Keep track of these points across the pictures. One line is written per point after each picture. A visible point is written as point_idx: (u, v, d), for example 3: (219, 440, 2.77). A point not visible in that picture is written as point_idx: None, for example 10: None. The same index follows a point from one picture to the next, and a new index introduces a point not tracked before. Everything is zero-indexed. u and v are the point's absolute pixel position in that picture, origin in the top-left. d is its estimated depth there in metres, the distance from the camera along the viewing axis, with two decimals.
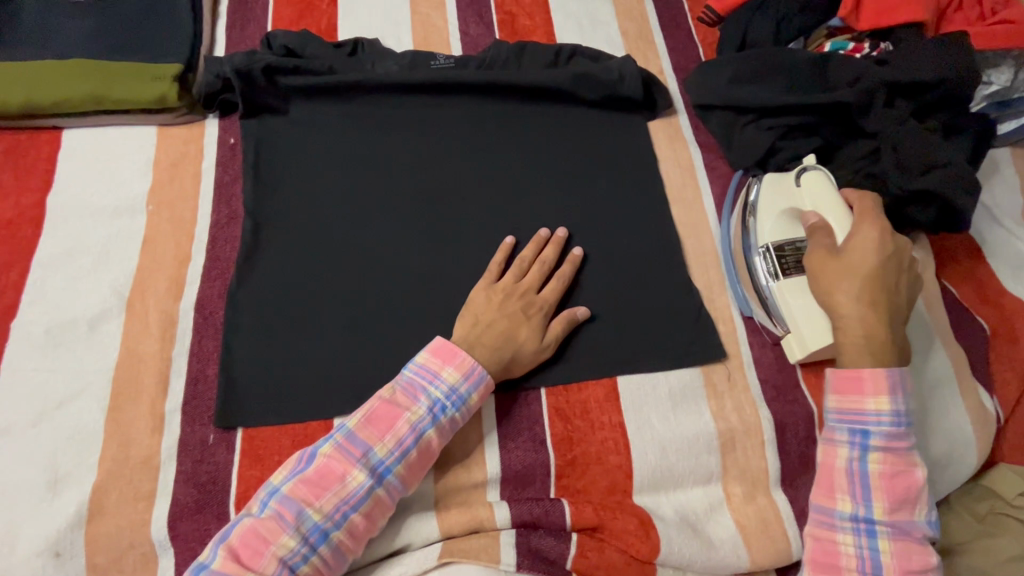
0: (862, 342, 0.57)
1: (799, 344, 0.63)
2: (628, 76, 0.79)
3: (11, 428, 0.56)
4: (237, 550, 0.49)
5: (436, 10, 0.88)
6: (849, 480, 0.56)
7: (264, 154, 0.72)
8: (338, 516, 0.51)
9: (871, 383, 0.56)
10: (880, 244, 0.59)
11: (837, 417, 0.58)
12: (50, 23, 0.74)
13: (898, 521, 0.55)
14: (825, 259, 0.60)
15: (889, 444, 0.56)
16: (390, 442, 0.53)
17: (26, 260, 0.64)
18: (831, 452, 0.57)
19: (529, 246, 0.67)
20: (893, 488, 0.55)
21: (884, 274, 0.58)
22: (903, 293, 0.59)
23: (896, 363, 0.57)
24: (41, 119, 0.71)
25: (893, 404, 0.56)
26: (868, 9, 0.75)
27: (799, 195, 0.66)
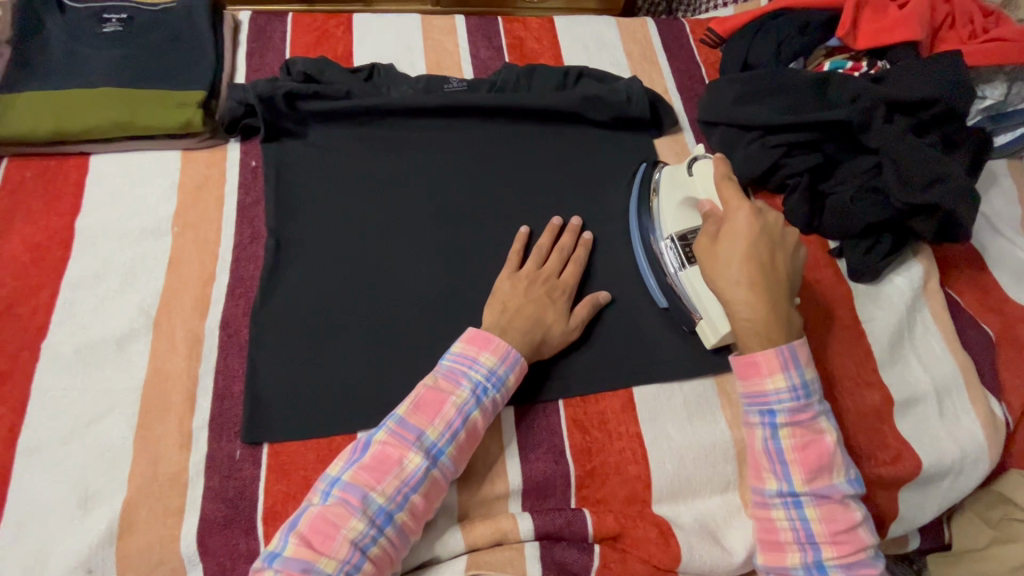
0: (748, 323, 0.56)
1: (712, 330, 0.65)
2: (635, 96, 0.81)
3: (42, 446, 0.57)
4: (308, 537, 0.50)
5: (448, 36, 0.91)
6: (768, 461, 0.56)
7: (285, 175, 0.74)
8: (400, 497, 0.52)
9: (765, 364, 0.56)
10: (748, 224, 0.59)
11: (745, 402, 0.57)
12: (78, 51, 0.77)
13: (820, 489, 0.54)
14: (706, 251, 0.61)
15: (794, 418, 0.55)
16: (440, 425, 0.55)
17: (56, 282, 0.66)
18: (750, 435, 0.58)
19: (547, 234, 0.70)
20: (807, 459, 0.55)
21: (753, 256, 0.57)
22: (782, 266, 0.58)
23: (790, 336, 0.56)
24: (70, 145, 0.73)
25: (790, 378, 0.55)
26: (865, 30, 0.79)
27: (693, 185, 0.70)
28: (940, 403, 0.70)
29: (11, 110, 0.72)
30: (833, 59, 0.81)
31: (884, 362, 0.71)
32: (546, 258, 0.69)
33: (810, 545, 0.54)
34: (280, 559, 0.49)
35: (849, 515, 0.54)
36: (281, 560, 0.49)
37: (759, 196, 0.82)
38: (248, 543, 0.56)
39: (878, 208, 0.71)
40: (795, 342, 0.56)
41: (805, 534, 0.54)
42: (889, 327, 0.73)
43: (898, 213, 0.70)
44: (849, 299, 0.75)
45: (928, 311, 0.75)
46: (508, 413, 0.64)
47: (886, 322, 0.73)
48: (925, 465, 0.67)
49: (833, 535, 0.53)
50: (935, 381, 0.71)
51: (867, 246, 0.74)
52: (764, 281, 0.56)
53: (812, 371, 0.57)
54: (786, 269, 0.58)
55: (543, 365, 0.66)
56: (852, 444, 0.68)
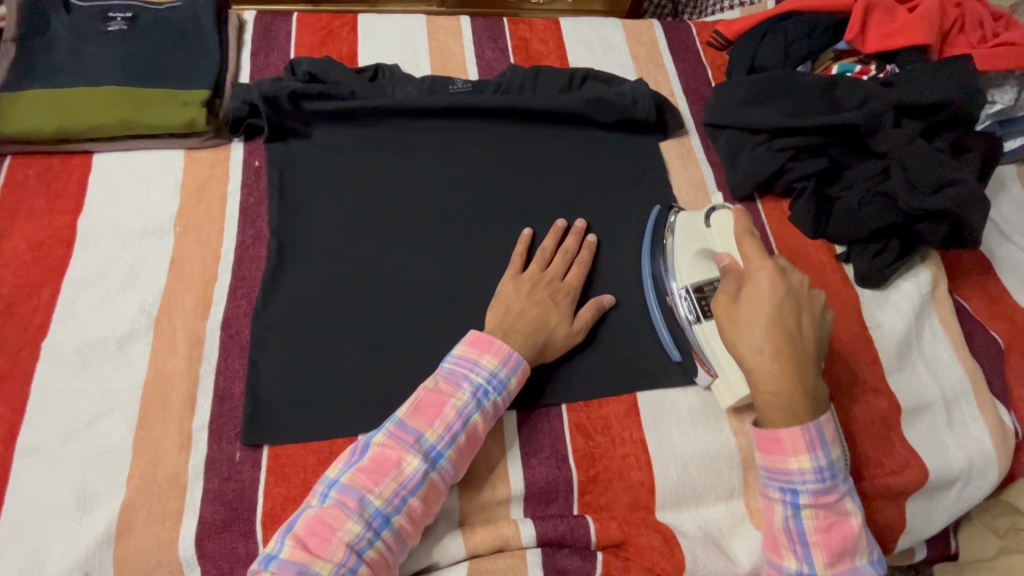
0: (773, 397, 0.53)
1: (728, 392, 0.62)
2: (640, 98, 0.81)
3: (41, 447, 0.57)
4: (304, 539, 0.49)
5: (453, 37, 0.91)
6: (787, 538, 0.54)
7: (288, 176, 0.74)
8: (398, 500, 0.52)
9: (791, 443, 0.53)
10: (772, 287, 0.54)
11: (766, 478, 0.55)
12: (83, 50, 0.77)
13: (842, 574, 0.53)
14: (726, 315, 0.56)
15: (819, 500, 0.53)
16: (439, 427, 0.54)
17: (58, 281, 0.65)
18: (769, 509, 0.56)
19: (552, 235, 0.70)
20: (830, 542, 0.53)
21: (780, 325, 0.53)
22: (809, 333, 0.54)
23: (816, 412, 0.53)
24: (73, 144, 0.73)
25: (815, 459, 0.53)
26: (874, 34, 0.78)
27: (709, 236, 0.66)
28: (948, 412, 0.69)
29: (15, 108, 0.72)
30: (842, 62, 0.81)
31: (892, 369, 0.71)
32: (549, 261, 0.68)
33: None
34: (276, 561, 0.48)
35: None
36: (277, 562, 0.48)
37: (766, 200, 0.81)
38: (247, 546, 0.55)
39: (886, 213, 0.70)
40: (823, 419, 0.53)
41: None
42: (897, 334, 0.72)
43: (907, 218, 0.70)
44: (856, 305, 0.74)
45: (936, 318, 0.74)
46: (511, 417, 0.63)
47: (893, 328, 0.72)
48: (933, 474, 0.67)
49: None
50: (942, 389, 0.70)
51: (875, 250, 0.73)
52: (791, 352, 0.52)
53: (838, 449, 0.54)
54: (812, 337, 0.54)
55: (547, 367, 0.65)
56: (858, 452, 0.67)
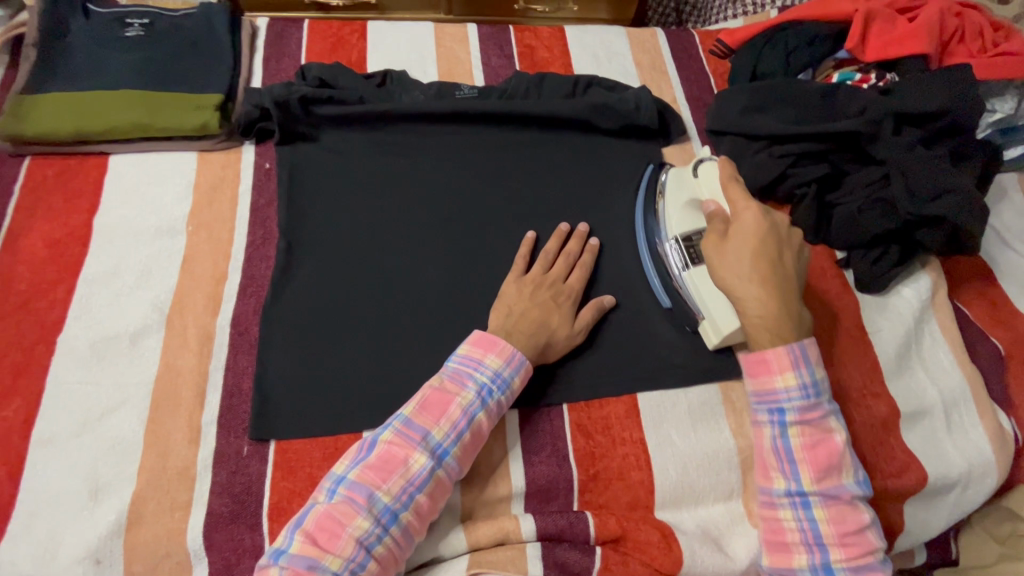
0: (760, 320, 0.58)
1: (715, 330, 0.66)
2: (643, 105, 0.82)
3: (55, 438, 0.58)
4: (314, 535, 0.50)
5: (460, 44, 0.93)
6: (776, 458, 0.58)
7: (298, 177, 0.75)
8: (405, 497, 0.53)
9: (776, 361, 0.57)
10: (756, 226, 0.61)
11: (755, 401, 0.59)
12: (101, 55, 0.79)
13: (828, 489, 0.56)
14: (715, 251, 0.62)
15: (804, 417, 0.57)
16: (445, 426, 0.56)
17: (73, 278, 0.67)
18: (759, 434, 0.59)
19: (554, 238, 0.71)
20: (816, 459, 0.56)
21: (761, 256, 0.59)
22: (789, 266, 0.60)
23: (799, 334, 0.58)
24: (90, 146, 0.75)
25: (799, 377, 0.57)
26: (874, 43, 0.79)
27: (698, 187, 0.72)
28: (947, 416, 0.70)
29: (36, 111, 0.74)
30: (843, 70, 0.82)
31: (891, 373, 0.71)
32: (552, 263, 0.70)
33: (817, 544, 0.55)
34: (286, 556, 0.49)
35: (858, 515, 0.56)
36: (288, 557, 0.49)
37: (767, 205, 0.82)
38: (254, 538, 0.56)
39: (885, 219, 0.71)
40: (805, 339, 0.58)
41: (813, 533, 0.55)
42: (896, 339, 0.72)
43: (906, 223, 0.70)
44: (856, 310, 0.74)
45: (936, 323, 0.75)
46: (512, 415, 0.64)
47: (893, 333, 0.73)
48: (932, 478, 0.67)
49: (841, 535, 0.55)
50: (942, 394, 0.71)
51: (875, 256, 0.74)
52: (773, 280, 0.59)
53: (822, 371, 0.59)
54: (792, 270, 0.60)
55: (548, 368, 0.66)
56: (858, 455, 0.67)
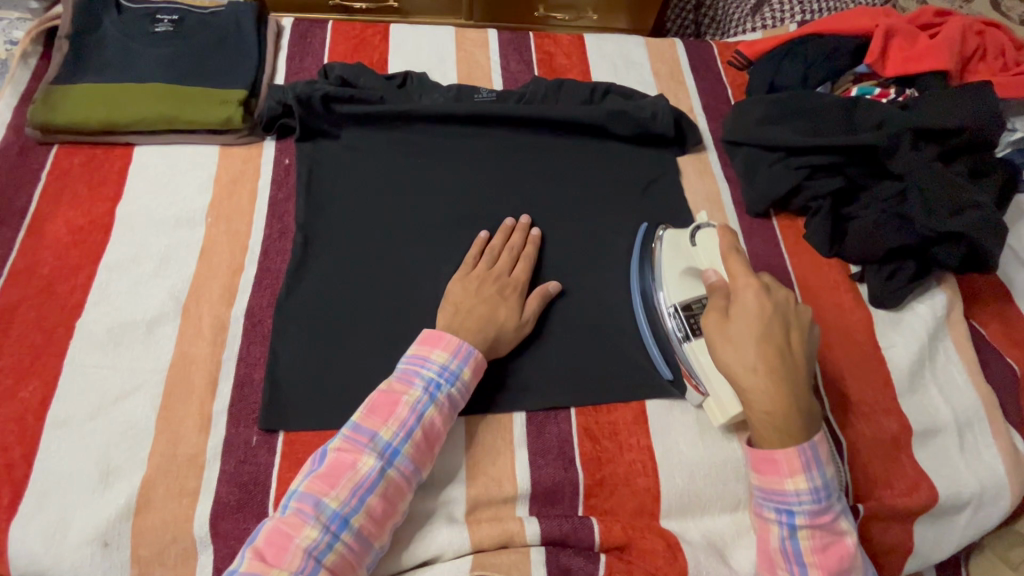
0: (766, 413, 0.53)
1: (719, 409, 0.61)
2: (660, 114, 0.83)
3: (70, 420, 0.59)
4: (263, 550, 0.50)
5: (479, 48, 0.94)
6: (784, 559, 0.55)
7: (317, 174, 0.77)
8: (355, 500, 0.52)
9: (786, 464, 0.53)
10: (760, 306, 0.56)
11: (762, 499, 0.55)
12: (131, 49, 0.81)
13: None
14: (715, 329, 0.57)
15: (815, 520, 0.54)
16: (393, 424, 0.55)
17: (94, 264, 0.69)
18: (764, 530, 0.56)
19: (499, 235, 0.71)
20: (826, 563, 0.54)
21: (766, 342, 0.54)
22: (798, 352, 0.55)
23: (808, 434, 0.54)
24: (116, 136, 0.77)
25: (811, 480, 0.53)
26: (894, 57, 0.79)
27: (695, 255, 0.66)
28: (960, 436, 0.69)
29: (66, 101, 0.76)
30: (862, 84, 0.81)
31: (903, 390, 0.70)
32: (497, 258, 0.70)
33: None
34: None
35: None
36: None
37: (782, 217, 0.82)
38: (259, 528, 0.57)
39: (902, 234, 0.71)
40: (817, 442, 0.54)
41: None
42: (909, 355, 0.72)
43: (922, 239, 0.70)
44: (868, 325, 0.74)
45: (951, 341, 0.74)
46: (520, 415, 0.64)
47: (906, 350, 0.72)
48: (943, 498, 0.66)
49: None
50: (955, 413, 0.70)
51: (889, 271, 0.73)
52: (781, 370, 0.53)
53: (832, 466, 0.55)
54: (800, 356, 0.55)
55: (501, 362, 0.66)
56: (867, 472, 0.67)
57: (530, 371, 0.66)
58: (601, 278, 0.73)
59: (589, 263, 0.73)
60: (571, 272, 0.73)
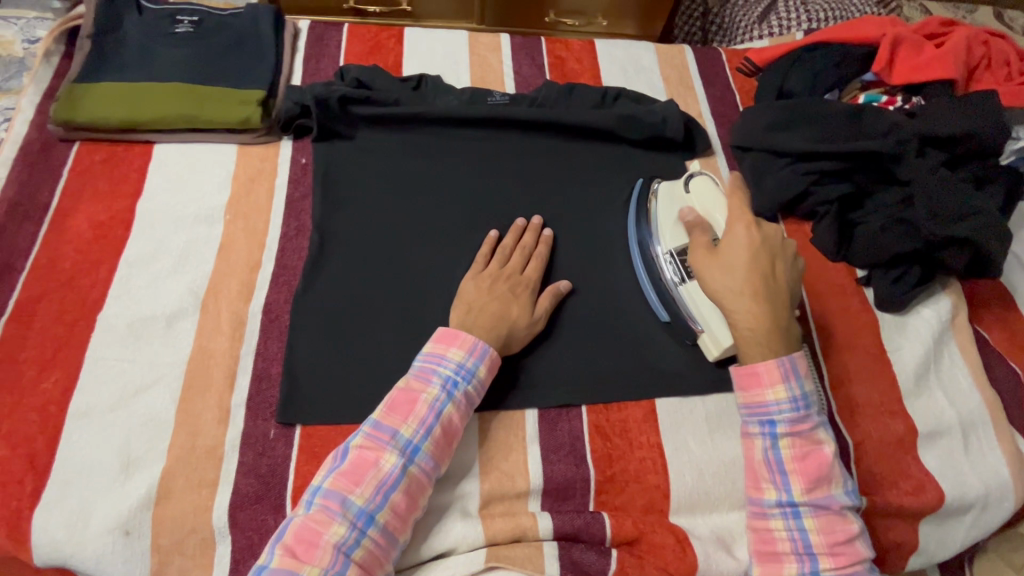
0: (749, 331, 0.59)
1: (715, 343, 0.66)
2: (671, 118, 0.84)
3: (91, 411, 0.60)
4: (293, 547, 0.51)
5: (492, 52, 0.95)
6: (767, 470, 0.57)
7: (333, 174, 0.78)
8: (380, 497, 0.53)
9: (766, 375, 0.58)
10: (747, 237, 0.61)
11: (745, 414, 0.59)
12: (151, 48, 0.83)
13: (817, 498, 0.56)
14: (701, 261, 0.63)
15: (795, 428, 0.57)
16: (414, 422, 0.56)
17: (115, 259, 0.70)
18: (749, 446, 0.59)
19: (511, 234, 0.73)
20: (807, 470, 0.56)
21: (746, 268, 0.60)
22: (778, 276, 0.61)
23: (790, 349, 0.59)
24: (136, 134, 0.78)
25: (790, 390, 0.58)
26: (902, 66, 0.81)
27: (688, 201, 0.71)
28: (965, 438, 0.70)
29: (88, 99, 0.77)
30: (869, 92, 0.83)
31: (909, 393, 0.71)
32: (509, 258, 0.71)
33: (807, 556, 0.55)
34: (267, 571, 0.49)
35: (847, 526, 0.56)
36: (267, 572, 0.49)
37: (789, 221, 0.83)
38: (276, 519, 0.58)
39: (908, 239, 0.72)
40: (796, 358, 0.58)
41: (803, 544, 0.55)
42: (915, 358, 0.73)
43: (928, 245, 0.71)
44: (875, 329, 0.75)
45: (955, 345, 0.75)
46: (533, 412, 0.65)
47: (912, 353, 0.73)
48: (948, 498, 0.67)
49: (830, 545, 0.55)
50: (960, 416, 0.71)
51: (896, 275, 0.74)
52: (763, 291, 0.59)
53: (810, 384, 0.59)
54: (780, 279, 0.61)
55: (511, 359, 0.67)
56: (874, 472, 0.68)
57: (543, 369, 0.67)
58: (612, 279, 0.74)
59: (601, 264, 0.75)
60: (582, 273, 0.74)
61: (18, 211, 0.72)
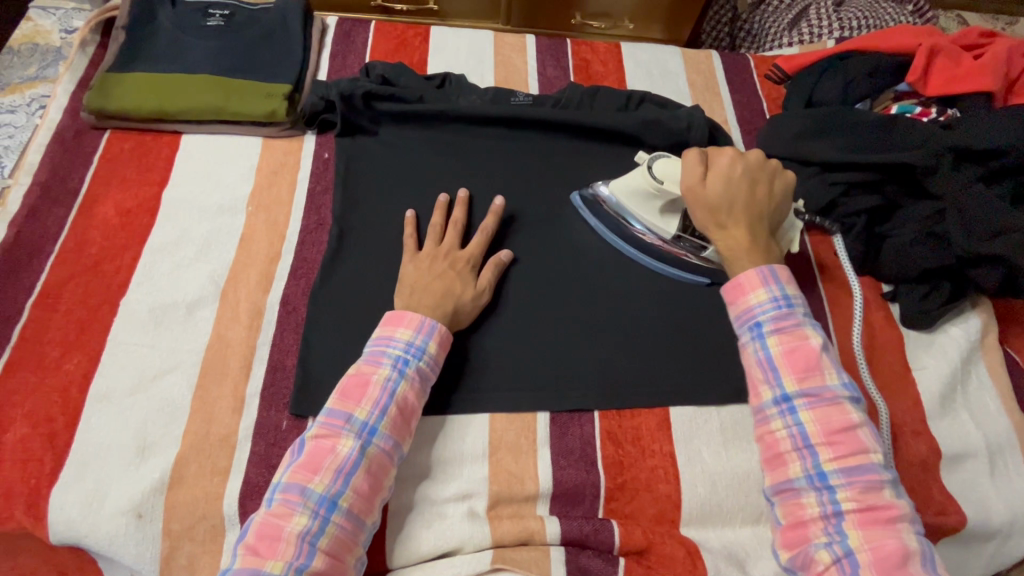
0: (732, 249, 0.64)
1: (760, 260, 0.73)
2: (695, 124, 0.82)
3: (111, 394, 0.61)
4: (255, 546, 0.50)
5: (517, 53, 0.95)
6: (761, 371, 0.58)
7: (354, 169, 0.78)
8: (340, 483, 0.52)
9: (747, 282, 0.61)
10: (733, 165, 0.66)
11: (736, 325, 0.62)
12: (183, 41, 0.84)
13: (810, 389, 0.56)
14: (692, 190, 0.66)
15: (779, 325, 0.59)
16: (367, 405, 0.56)
17: (140, 246, 0.71)
18: (743, 354, 0.61)
19: (459, 206, 0.73)
20: (795, 362, 0.57)
21: (731, 196, 0.65)
22: (761, 197, 0.66)
23: (769, 262, 0.63)
24: (165, 124, 0.80)
25: (770, 292, 0.60)
26: (936, 78, 0.79)
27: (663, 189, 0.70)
28: (991, 462, 0.67)
29: (120, 89, 0.79)
30: (902, 103, 0.81)
31: (934, 414, 0.69)
32: (442, 235, 0.71)
33: (807, 449, 0.55)
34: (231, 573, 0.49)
35: (844, 416, 0.55)
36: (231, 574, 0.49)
37: (813, 232, 0.81)
38: None
39: (936, 256, 0.70)
40: (773, 265, 0.62)
41: (801, 438, 0.55)
42: (941, 378, 0.70)
43: (960, 261, 0.69)
44: (899, 345, 0.73)
45: (983, 366, 0.73)
46: (544, 415, 0.65)
47: (939, 372, 0.71)
48: (973, 524, 0.64)
49: (827, 435, 0.54)
50: (987, 439, 0.68)
51: (923, 291, 0.72)
52: (746, 208, 0.65)
53: (793, 288, 0.62)
54: (764, 206, 0.66)
55: (525, 361, 0.67)
56: None
57: (556, 372, 0.67)
58: (628, 282, 0.73)
59: (619, 268, 0.74)
60: (598, 275, 0.73)
61: (49, 196, 0.74)
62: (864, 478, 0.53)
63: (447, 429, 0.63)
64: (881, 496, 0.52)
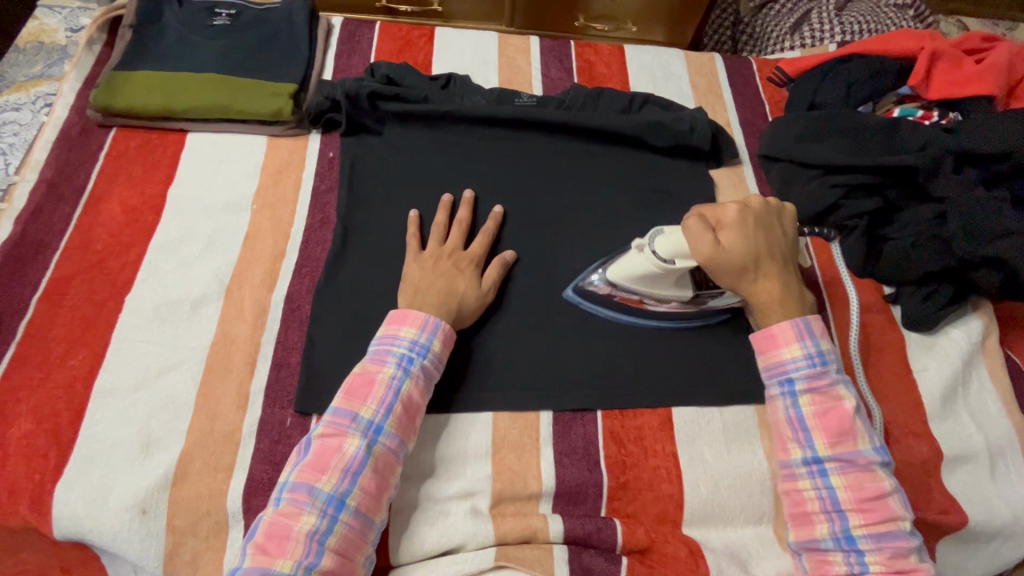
0: (767, 304, 0.63)
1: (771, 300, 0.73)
2: (699, 127, 0.83)
3: (115, 390, 0.62)
4: (263, 545, 0.50)
5: (521, 54, 0.96)
6: (790, 429, 0.59)
7: (359, 168, 0.79)
8: (346, 482, 0.53)
9: (781, 335, 0.61)
10: (745, 220, 0.64)
11: (766, 376, 0.62)
12: (188, 40, 0.85)
13: (844, 454, 0.57)
14: (711, 256, 0.63)
15: (813, 384, 0.59)
16: (373, 403, 0.56)
17: (145, 243, 0.71)
18: (772, 407, 0.61)
19: (463, 207, 0.74)
20: (827, 425, 0.58)
21: (754, 251, 0.63)
22: (778, 246, 0.65)
23: (803, 311, 0.63)
24: (171, 122, 0.80)
25: (805, 347, 0.60)
26: (938, 80, 0.79)
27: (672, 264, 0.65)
28: (993, 464, 0.68)
29: (125, 87, 0.79)
30: (904, 106, 0.82)
31: (936, 416, 0.69)
32: (446, 234, 0.72)
33: (836, 513, 0.56)
34: (240, 571, 0.49)
35: (877, 483, 0.56)
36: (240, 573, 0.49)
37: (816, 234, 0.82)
38: None
39: (938, 257, 0.70)
40: (807, 315, 0.63)
41: (831, 502, 0.56)
42: (943, 381, 0.71)
43: (961, 263, 0.69)
44: (901, 348, 0.73)
45: (985, 368, 0.73)
46: (547, 413, 0.65)
47: (941, 374, 0.71)
48: (973, 525, 0.64)
49: (858, 502, 0.55)
50: (989, 441, 0.68)
51: (925, 293, 0.73)
52: (768, 260, 0.64)
53: (828, 343, 0.62)
54: (783, 253, 0.66)
55: (528, 360, 0.67)
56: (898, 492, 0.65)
57: (559, 371, 0.67)
58: None
59: None
60: None
61: (55, 192, 0.74)
62: (893, 544, 0.54)
63: (451, 429, 0.64)
64: (908, 562, 0.53)
